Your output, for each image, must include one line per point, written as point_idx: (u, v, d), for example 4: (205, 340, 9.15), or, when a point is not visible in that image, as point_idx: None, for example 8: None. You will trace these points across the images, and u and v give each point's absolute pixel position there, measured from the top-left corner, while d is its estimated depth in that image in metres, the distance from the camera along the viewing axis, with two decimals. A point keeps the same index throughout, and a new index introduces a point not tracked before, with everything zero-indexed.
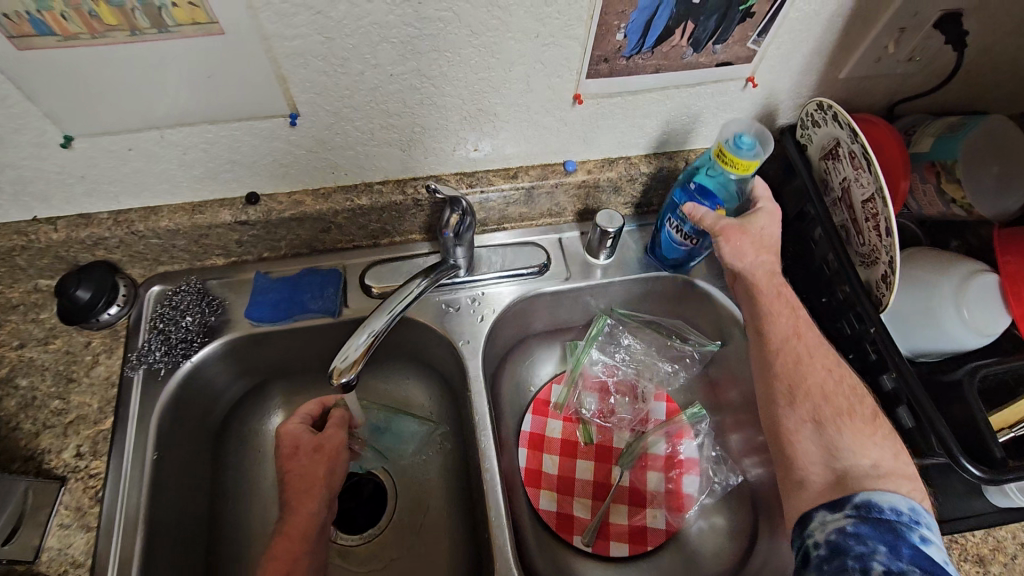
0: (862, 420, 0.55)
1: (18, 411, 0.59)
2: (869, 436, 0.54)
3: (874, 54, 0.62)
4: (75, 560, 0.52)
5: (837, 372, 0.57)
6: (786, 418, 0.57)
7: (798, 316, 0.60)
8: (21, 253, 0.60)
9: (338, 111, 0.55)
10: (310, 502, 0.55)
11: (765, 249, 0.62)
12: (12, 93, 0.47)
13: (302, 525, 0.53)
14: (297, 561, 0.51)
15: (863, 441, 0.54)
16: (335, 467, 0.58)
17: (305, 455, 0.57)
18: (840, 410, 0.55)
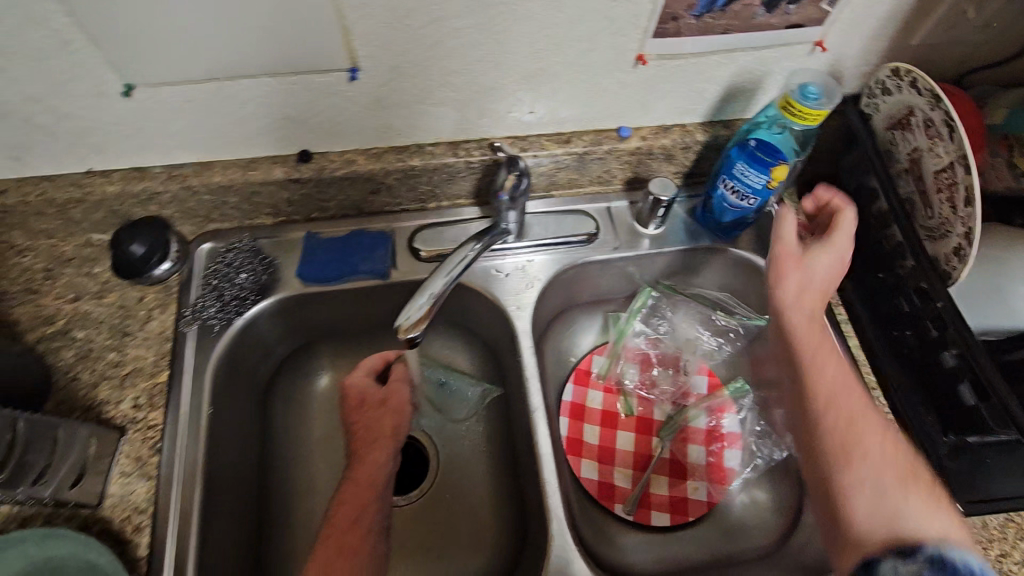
0: (901, 467, 0.48)
1: (77, 362, 0.59)
2: (901, 491, 0.47)
3: (951, 19, 0.58)
4: (137, 507, 0.54)
5: (863, 413, 0.52)
6: (823, 417, 0.52)
7: (835, 351, 0.56)
8: (76, 206, 0.60)
9: (398, 66, 0.53)
10: (380, 453, 0.56)
11: (813, 284, 0.59)
12: (75, 38, 0.46)
13: (374, 474, 0.55)
14: (368, 507, 0.52)
15: (908, 499, 0.46)
16: (400, 420, 0.58)
17: (371, 409, 0.58)
18: (884, 460, 0.48)
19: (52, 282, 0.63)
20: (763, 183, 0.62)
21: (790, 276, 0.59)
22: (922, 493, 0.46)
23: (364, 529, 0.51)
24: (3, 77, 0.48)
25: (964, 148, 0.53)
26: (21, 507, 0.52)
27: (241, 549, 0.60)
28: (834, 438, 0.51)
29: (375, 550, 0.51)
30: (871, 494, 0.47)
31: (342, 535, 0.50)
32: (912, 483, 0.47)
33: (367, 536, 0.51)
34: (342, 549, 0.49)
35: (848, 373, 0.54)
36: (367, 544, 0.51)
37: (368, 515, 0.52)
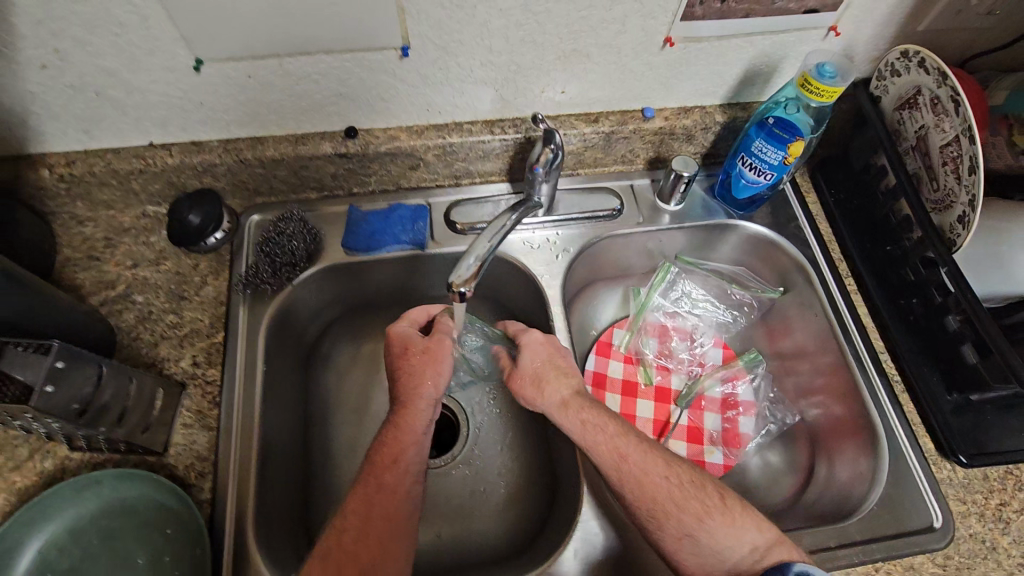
0: (654, 480, 0.55)
1: (137, 323, 0.63)
2: (633, 494, 0.55)
3: (954, 6, 0.62)
4: (200, 455, 0.58)
5: (591, 439, 0.58)
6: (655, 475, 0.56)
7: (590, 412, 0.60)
8: (136, 177, 0.64)
9: (445, 45, 0.57)
10: (425, 390, 0.59)
11: (548, 363, 0.64)
12: (154, 14, 0.49)
13: (418, 419, 0.58)
14: (406, 451, 0.56)
15: (666, 505, 0.54)
16: (443, 367, 0.61)
17: (416, 359, 0.61)
18: (624, 478, 0.55)
19: (112, 250, 0.67)
20: (780, 158, 0.66)
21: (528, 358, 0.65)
22: (693, 509, 0.54)
23: (404, 467, 0.55)
24: (84, 51, 0.51)
25: (969, 121, 0.57)
26: (92, 454, 0.56)
27: (291, 499, 0.63)
28: (601, 462, 0.57)
29: (411, 491, 0.55)
30: (619, 487, 0.56)
31: (383, 473, 0.54)
32: (686, 500, 0.54)
33: (408, 477, 0.55)
34: (381, 487, 0.53)
35: (583, 417, 0.59)
36: (403, 486, 0.54)
37: (409, 457, 0.56)
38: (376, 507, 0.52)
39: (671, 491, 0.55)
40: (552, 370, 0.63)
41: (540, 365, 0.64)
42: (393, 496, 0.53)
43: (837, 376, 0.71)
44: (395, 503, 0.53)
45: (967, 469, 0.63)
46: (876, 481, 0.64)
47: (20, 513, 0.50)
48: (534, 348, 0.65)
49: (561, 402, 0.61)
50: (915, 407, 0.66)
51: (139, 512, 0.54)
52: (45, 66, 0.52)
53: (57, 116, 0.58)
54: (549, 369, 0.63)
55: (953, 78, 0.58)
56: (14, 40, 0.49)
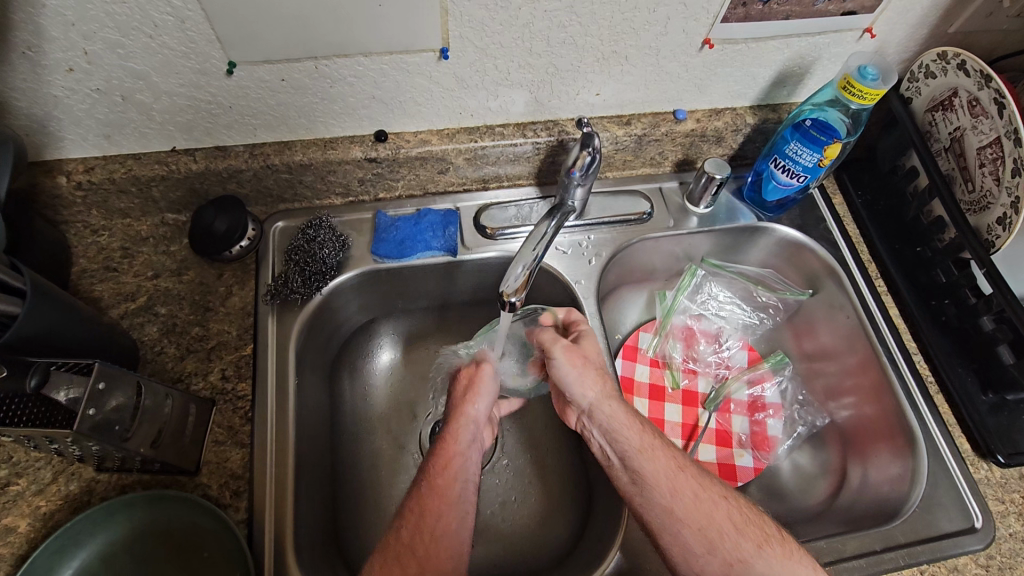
0: (717, 499, 0.54)
1: (161, 336, 0.61)
2: (687, 511, 0.53)
3: (987, 8, 0.62)
4: (234, 473, 0.55)
5: (648, 448, 0.56)
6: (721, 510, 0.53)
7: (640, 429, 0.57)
8: (158, 184, 0.62)
9: (485, 48, 0.56)
10: (470, 409, 0.60)
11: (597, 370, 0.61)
12: (191, 15, 0.47)
13: (461, 435, 0.57)
14: (452, 458, 0.55)
15: (724, 524, 0.52)
16: (483, 390, 0.61)
17: (461, 384, 0.63)
18: (680, 492, 0.54)
19: (131, 260, 0.64)
20: (815, 161, 0.66)
21: (591, 352, 0.62)
22: (754, 536, 0.52)
23: (454, 473, 0.54)
24: (114, 53, 0.50)
25: (1015, 124, 0.58)
26: (121, 475, 0.53)
27: (326, 515, 0.61)
28: (654, 472, 0.55)
29: (462, 497, 0.53)
30: (670, 500, 0.53)
31: (435, 477, 0.53)
32: (750, 526, 0.53)
33: (458, 482, 0.54)
34: (434, 490, 0.52)
35: (643, 426, 0.58)
36: (453, 491, 0.53)
37: (457, 464, 0.55)
38: (432, 508, 0.51)
39: (731, 514, 0.53)
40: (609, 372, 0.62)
41: (598, 362, 0.62)
42: (444, 499, 0.52)
43: (870, 377, 0.70)
44: (445, 504, 0.52)
45: (1004, 469, 0.63)
46: (917, 481, 0.63)
47: (48, 544, 0.47)
48: (597, 348, 0.63)
49: (613, 399, 0.59)
50: (948, 406, 0.67)
51: (175, 536, 0.51)
52: (72, 70, 0.50)
53: (79, 121, 0.55)
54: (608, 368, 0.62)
55: (997, 79, 0.59)
56: (40, 44, 0.47)
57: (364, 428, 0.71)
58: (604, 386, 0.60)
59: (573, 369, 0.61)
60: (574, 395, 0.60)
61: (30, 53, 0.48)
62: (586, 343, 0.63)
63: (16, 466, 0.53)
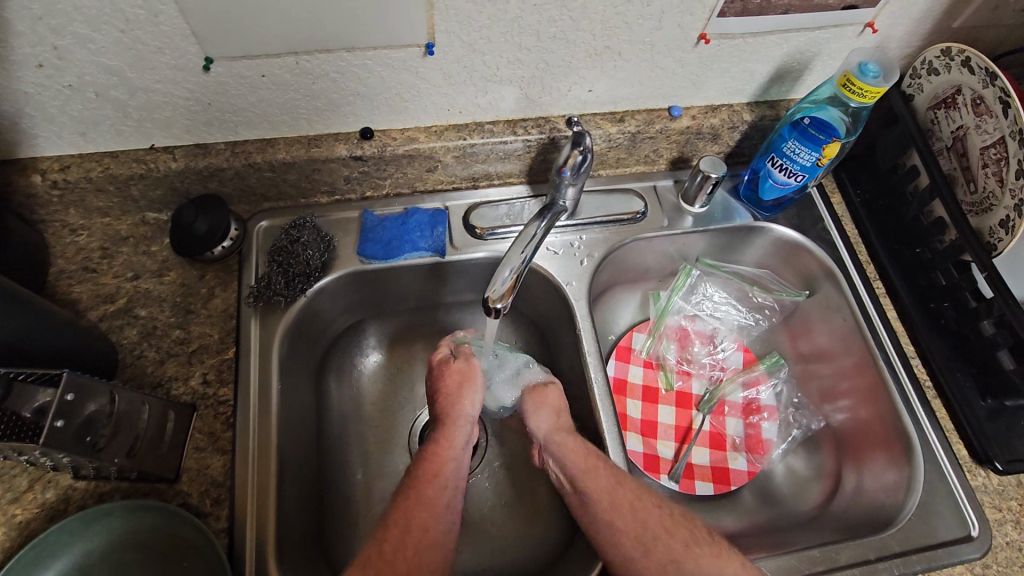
0: (651, 507, 0.53)
1: (141, 340, 0.59)
2: (625, 522, 0.53)
3: (993, 3, 0.60)
4: (214, 480, 0.54)
5: (591, 467, 0.56)
6: (653, 515, 0.53)
7: (588, 454, 0.57)
8: (137, 182, 0.60)
9: (473, 43, 0.54)
10: (465, 408, 0.59)
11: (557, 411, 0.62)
12: (164, 9, 0.45)
13: (457, 436, 0.57)
14: (445, 464, 0.54)
15: (658, 530, 0.52)
16: (477, 386, 0.61)
17: (452, 379, 0.61)
18: (619, 504, 0.53)
19: (110, 261, 0.63)
20: (813, 160, 0.64)
21: (550, 394, 0.64)
22: (683, 536, 0.52)
23: (444, 481, 0.53)
24: (85, 48, 0.48)
25: (1021, 124, 0.56)
26: (98, 483, 0.52)
27: (311, 521, 0.60)
28: (595, 490, 0.55)
29: (450, 506, 0.52)
30: (610, 515, 0.53)
31: (424, 486, 0.52)
32: (678, 526, 0.52)
33: (447, 490, 0.53)
34: (421, 500, 0.51)
35: (588, 448, 0.58)
36: (443, 499, 0.52)
37: (449, 470, 0.54)
38: (417, 519, 0.50)
39: (663, 519, 0.53)
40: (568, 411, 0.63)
41: (557, 402, 0.63)
42: (433, 509, 0.51)
43: (866, 380, 0.69)
44: (432, 515, 0.51)
45: (1001, 476, 0.62)
46: (912, 490, 0.62)
47: (22, 555, 0.46)
48: (558, 389, 0.64)
49: (564, 432, 0.60)
50: (946, 411, 0.65)
51: (154, 546, 0.50)
52: (41, 66, 0.48)
53: (51, 118, 0.54)
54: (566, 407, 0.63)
55: (1003, 77, 0.57)
56: (7, 39, 0.46)
57: (351, 432, 0.69)
58: (556, 422, 0.61)
59: (531, 410, 0.63)
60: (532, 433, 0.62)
61: None
62: (548, 386, 0.65)
63: None
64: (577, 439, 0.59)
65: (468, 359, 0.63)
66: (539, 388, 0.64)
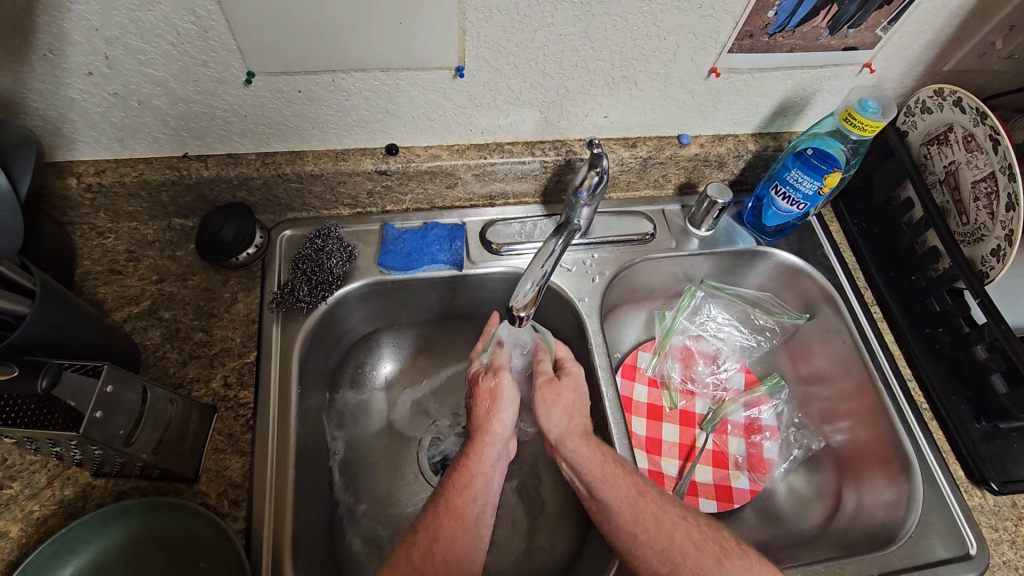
0: (676, 519, 0.54)
1: (164, 341, 0.60)
2: (651, 535, 0.54)
3: (980, 49, 0.64)
4: (233, 482, 0.55)
5: (610, 477, 0.57)
6: (681, 529, 0.54)
7: (604, 459, 0.58)
8: (168, 189, 0.62)
9: (500, 68, 0.57)
10: (495, 425, 0.59)
11: (565, 407, 0.63)
12: (215, 25, 0.48)
13: (487, 453, 0.57)
14: (474, 479, 0.55)
15: (686, 545, 0.53)
16: (507, 406, 0.60)
17: (481, 398, 0.61)
18: (642, 517, 0.55)
19: (135, 264, 0.64)
20: (815, 189, 0.68)
21: (563, 390, 0.64)
22: (713, 551, 0.52)
23: (473, 494, 0.54)
24: (135, 59, 0.50)
25: (1009, 160, 0.60)
26: (118, 481, 0.53)
27: (322, 527, 0.60)
28: (616, 500, 0.56)
29: (479, 520, 0.53)
30: (634, 526, 0.54)
31: (453, 498, 0.53)
32: (708, 541, 0.53)
33: (476, 504, 0.53)
34: (451, 512, 0.52)
35: (606, 455, 0.59)
36: (472, 513, 0.53)
37: (478, 484, 0.55)
38: (445, 530, 0.51)
39: (689, 532, 0.53)
40: (583, 409, 0.63)
41: (572, 399, 0.63)
42: (463, 520, 0.52)
43: (865, 402, 0.71)
44: (461, 526, 0.51)
45: (997, 496, 0.64)
46: (912, 508, 0.64)
47: (42, 549, 0.46)
48: (571, 384, 0.64)
49: (580, 435, 0.60)
50: (942, 434, 0.68)
51: (171, 544, 0.50)
52: (91, 73, 0.51)
53: (93, 124, 0.56)
54: (579, 406, 0.63)
55: (992, 116, 0.61)
56: (62, 47, 0.48)
57: (363, 440, 0.70)
58: (571, 423, 0.61)
59: (545, 409, 0.63)
60: (546, 430, 0.62)
61: (51, 56, 0.48)
62: (564, 381, 0.64)
63: (11, 468, 0.52)
64: (596, 444, 0.60)
65: (497, 375, 0.62)
66: (553, 382, 0.64)
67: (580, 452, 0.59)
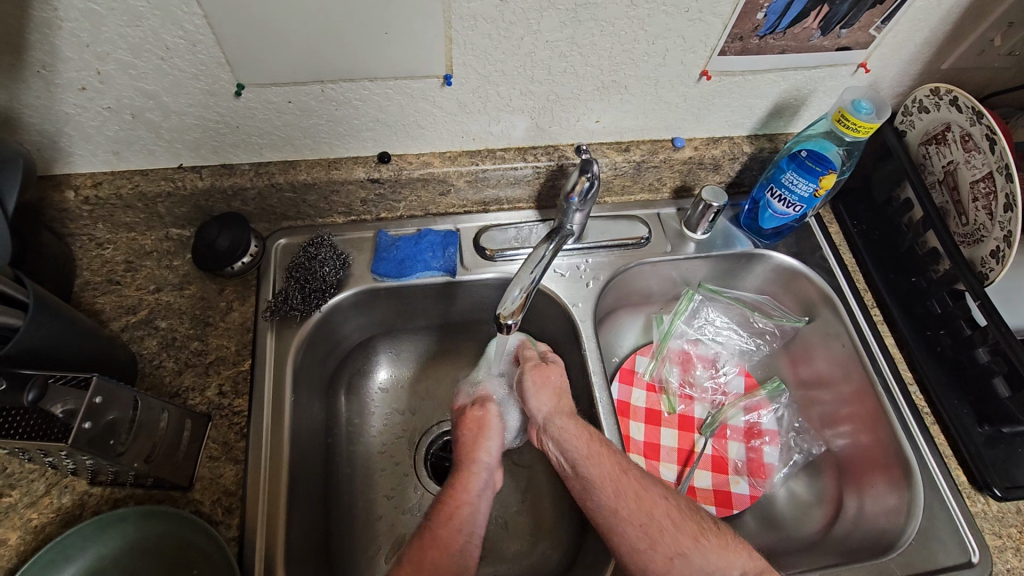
0: (656, 498, 0.54)
1: (160, 350, 0.61)
2: (631, 511, 0.53)
3: (979, 46, 0.63)
4: (227, 489, 0.55)
5: (595, 454, 0.57)
6: (660, 507, 0.54)
7: (592, 438, 0.59)
8: (163, 200, 0.63)
9: (488, 75, 0.57)
10: (481, 455, 0.59)
11: (552, 388, 0.64)
12: (204, 39, 0.49)
13: (472, 483, 0.57)
14: (460, 507, 0.54)
15: (664, 520, 0.53)
16: (494, 434, 0.61)
17: (469, 429, 0.62)
18: (622, 493, 0.54)
19: (134, 274, 0.65)
20: (811, 191, 0.67)
21: (552, 372, 0.65)
22: (690, 529, 0.52)
23: (458, 524, 0.53)
24: (127, 74, 0.51)
25: (1007, 160, 0.59)
26: (114, 489, 0.53)
27: (317, 533, 0.61)
28: (599, 477, 0.56)
29: (466, 550, 0.52)
30: (615, 502, 0.54)
31: (437, 528, 0.52)
32: (686, 519, 0.53)
33: (462, 533, 0.52)
34: (434, 539, 0.51)
35: (592, 434, 0.59)
36: (457, 544, 0.51)
37: (464, 514, 0.54)
38: (428, 558, 0.50)
39: (670, 509, 0.54)
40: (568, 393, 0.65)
41: (559, 382, 0.65)
42: (447, 550, 0.50)
43: (866, 406, 0.70)
44: (445, 555, 0.50)
45: (1001, 502, 0.63)
46: (913, 514, 0.63)
47: (37, 558, 0.47)
48: (559, 369, 0.66)
49: (565, 414, 0.61)
50: (944, 438, 0.66)
51: (165, 552, 0.51)
52: (85, 88, 0.52)
53: (88, 137, 0.57)
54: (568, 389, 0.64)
55: (988, 115, 0.60)
56: (55, 63, 0.49)
57: (358, 447, 0.71)
58: (558, 403, 0.62)
59: (534, 388, 0.64)
60: (534, 413, 0.63)
61: (45, 72, 0.49)
62: (551, 366, 0.66)
63: (10, 477, 0.53)
64: (585, 425, 0.60)
65: (484, 406, 0.64)
66: (541, 366, 0.66)
67: (567, 433, 0.59)
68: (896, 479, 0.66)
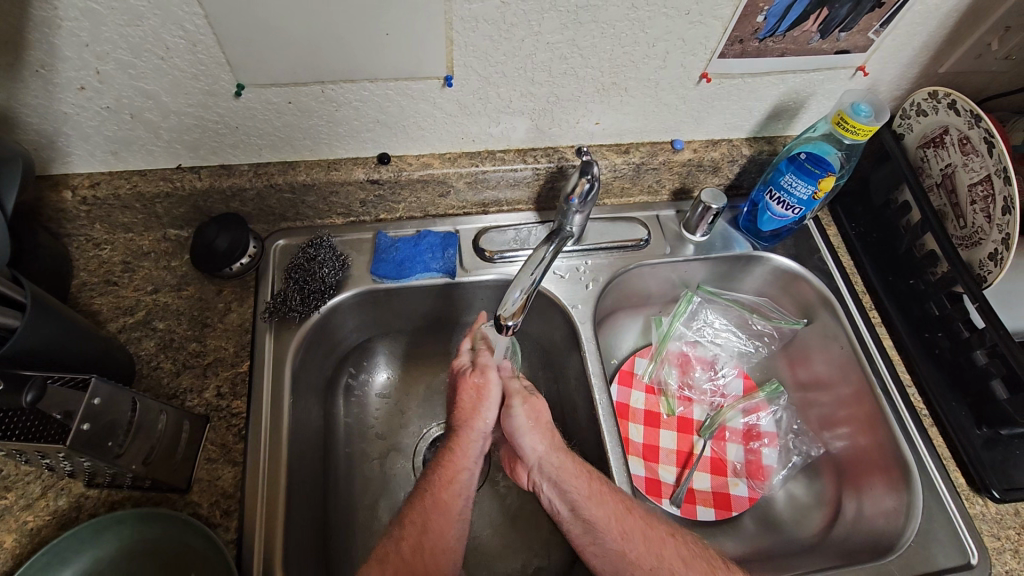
0: (665, 537, 0.55)
1: (158, 351, 0.61)
2: (640, 553, 0.54)
3: (976, 50, 0.64)
4: (224, 492, 0.55)
5: (597, 494, 0.57)
6: (669, 550, 0.55)
7: (592, 481, 0.58)
8: (162, 201, 0.62)
9: (488, 77, 0.57)
10: (482, 424, 0.60)
11: (545, 427, 0.62)
12: (204, 38, 0.49)
13: (472, 450, 0.59)
14: (458, 474, 0.57)
15: (675, 561, 0.54)
16: (494, 402, 0.61)
17: (467, 393, 0.61)
18: (632, 535, 0.55)
19: (131, 274, 0.65)
20: (809, 193, 0.67)
21: (543, 407, 0.63)
22: (701, 568, 0.54)
23: (458, 489, 0.56)
24: (126, 73, 0.51)
25: (1005, 163, 0.60)
26: (111, 492, 0.53)
27: (315, 536, 0.60)
28: (603, 519, 0.55)
29: (463, 514, 0.55)
30: (622, 545, 0.55)
31: (439, 492, 0.55)
32: (696, 559, 0.54)
33: (461, 497, 0.56)
34: (438, 505, 0.54)
35: (591, 474, 0.58)
36: (456, 506, 0.55)
37: (462, 480, 0.57)
38: (432, 523, 0.53)
39: (679, 549, 0.55)
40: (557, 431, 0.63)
41: (549, 419, 0.63)
42: (449, 515, 0.54)
43: (864, 409, 0.70)
44: (447, 519, 0.54)
45: (999, 504, 0.63)
46: (911, 515, 0.63)
47: (33, 561, 0.46)
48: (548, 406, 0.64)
49: (562, 453, 0.60)
50: (943, 440, 0.67)
51: (162, 555, 0.50)
52: (83, 88, 0.51)
53: (87, 137, 0.56)
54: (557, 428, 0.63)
55: (987, 119, 0.61)
56: (54, 63, 0.49)
57: (357, 449, 0.71)
58: (551, 443, 0.61)
59: (528, 424, 0.61)
60: (524, 451, 0.61)
61: (43, 71, 0.49)
62: (538, 396, 0.64)
63: (6, 479, 0.53)
64: (586, 467, 0.59)
65: (483, 371, 0.62)
66: (533, 398, 0.63)
67: (564, 480, 0.58)
68: (894, 480, 0.66)
